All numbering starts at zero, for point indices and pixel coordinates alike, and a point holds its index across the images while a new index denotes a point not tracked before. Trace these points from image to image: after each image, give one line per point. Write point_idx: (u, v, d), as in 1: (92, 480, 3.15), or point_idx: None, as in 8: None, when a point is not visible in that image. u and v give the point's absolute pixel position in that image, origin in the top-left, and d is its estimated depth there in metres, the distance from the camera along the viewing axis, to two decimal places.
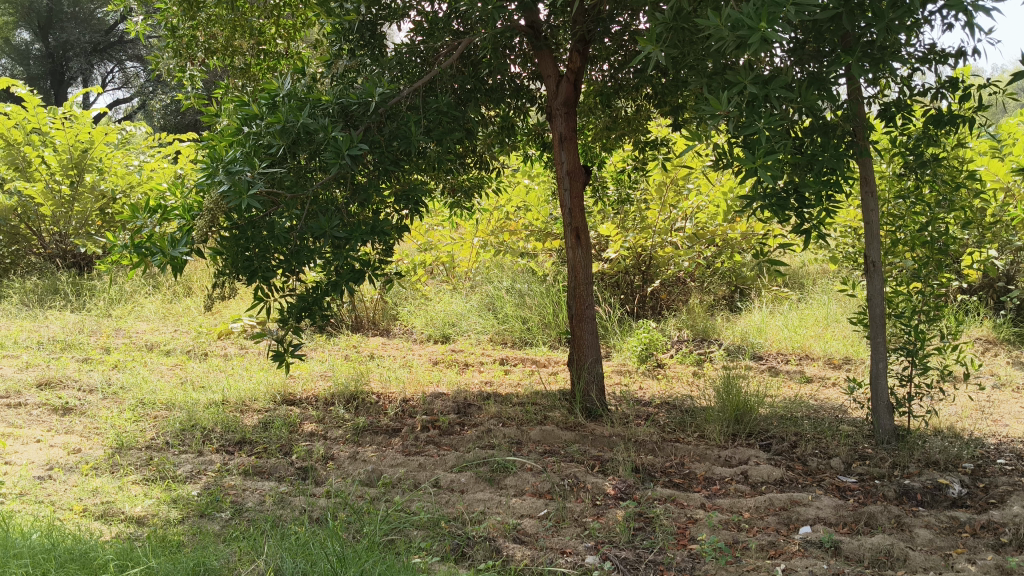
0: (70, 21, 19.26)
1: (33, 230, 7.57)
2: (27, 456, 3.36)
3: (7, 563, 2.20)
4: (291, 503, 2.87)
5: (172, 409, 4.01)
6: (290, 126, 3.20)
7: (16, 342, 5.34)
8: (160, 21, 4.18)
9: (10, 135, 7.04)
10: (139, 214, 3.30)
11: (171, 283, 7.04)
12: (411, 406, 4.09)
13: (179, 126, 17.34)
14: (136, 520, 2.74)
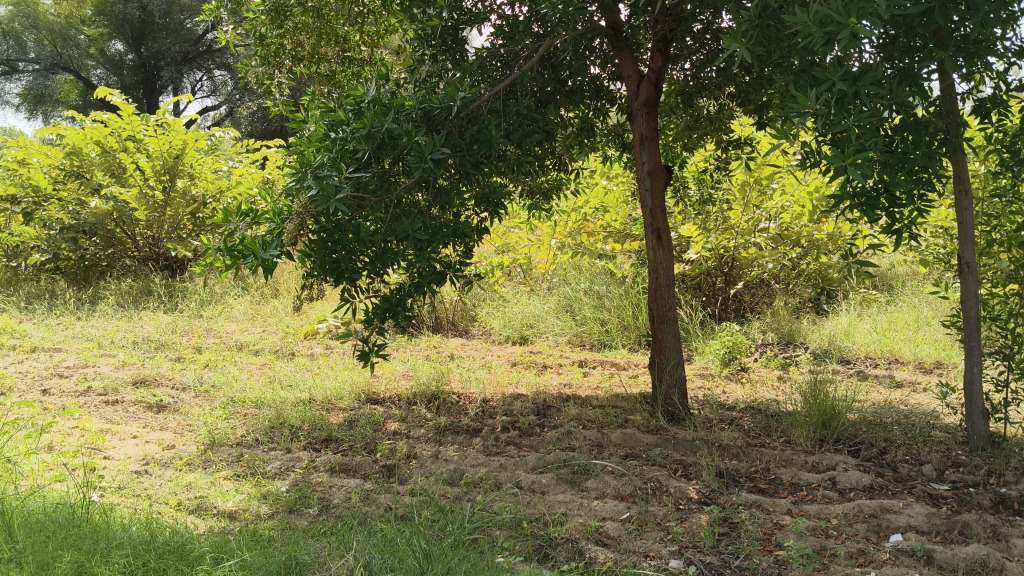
0: (161, 32, 19.90)
1: (128, 233, 7.85)
2: (125, 451, 3.49)
3: (110, 554, 2.29)
4: (376, 500, 2.92)
5: (261, 407, 4.12)
6: (375, 131, 3.25)
7: (113, 342, 5.55)
8: (249, 30, 4.29)
9: (106, 142, 7.35)
10: (231, 217, 3.41)
11: (260, 285, 7.23)
12: (491, 407, 4.11)
13: (265, 132, 17.78)
14: (228, 515, 2.82)
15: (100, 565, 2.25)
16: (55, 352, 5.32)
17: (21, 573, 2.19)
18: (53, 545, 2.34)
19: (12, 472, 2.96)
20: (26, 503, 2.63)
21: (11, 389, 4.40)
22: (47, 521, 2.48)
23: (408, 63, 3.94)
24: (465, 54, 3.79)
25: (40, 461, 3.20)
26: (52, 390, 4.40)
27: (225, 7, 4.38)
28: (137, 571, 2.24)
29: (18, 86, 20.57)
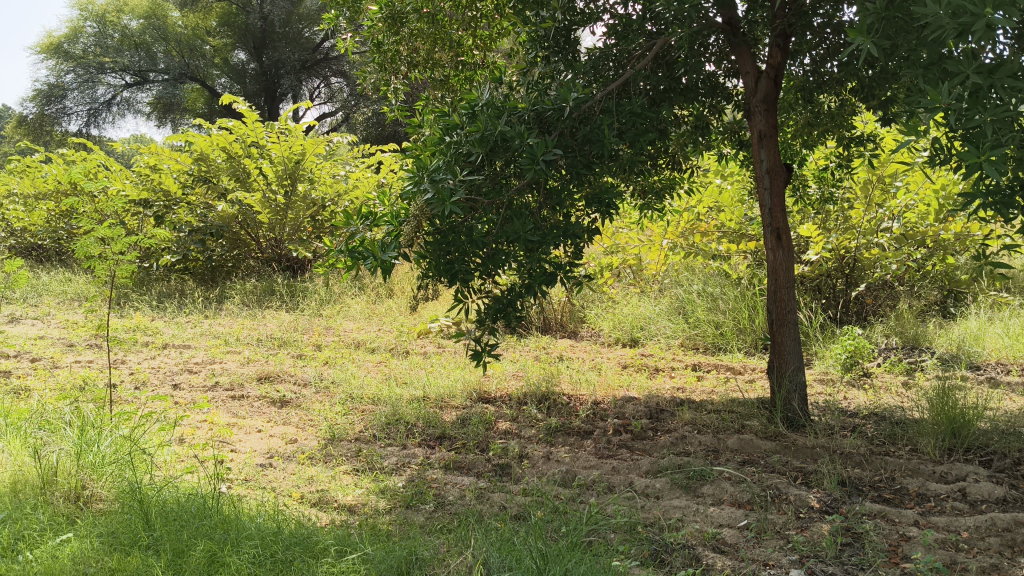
0: (281, 41, 20.73)
1: (252, 236, 8.15)
2: (251, 444, 3.63)
3: (240, 544, 2.38)
4: (490, 499, 2.94)
5: (378, 404, 4.22)
6: (488, 134, 3.27)
7: (239, 339, 5.78)
8: (366, 37, 4.38)
9: (232, 149, 7.64)
10: (352, 220, 3.54)
11: (376, 285, 7.39)
12: (603, 409, 4.09)
13: (380, 136, 18.18)
14: (348, 508, 2.89)
15: (232, 554, 2.34)
16: (185, 349, 5.58)
17: (160, 559, 2.30)
18: (187, 534, 2.45)
19: (148, 463, 3.11)
20: (162, 493, 2.76)
21: (146, 383, 4.64)
22: (182, 511, 2.60)
23: (521, 66, 3.95)
24: (578, 54, 3.75)
25: (173, 453, 3.35)
26: (183, 385, 4.61)
27: (344, 15, 4.50)
28: (266, 561, 2.32)
29: (148, 96, 21.51)
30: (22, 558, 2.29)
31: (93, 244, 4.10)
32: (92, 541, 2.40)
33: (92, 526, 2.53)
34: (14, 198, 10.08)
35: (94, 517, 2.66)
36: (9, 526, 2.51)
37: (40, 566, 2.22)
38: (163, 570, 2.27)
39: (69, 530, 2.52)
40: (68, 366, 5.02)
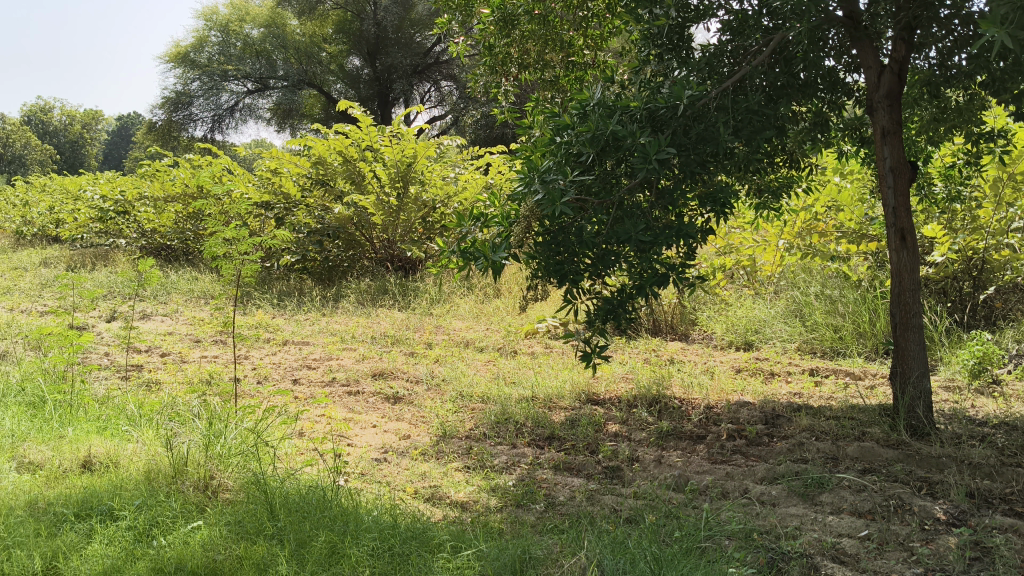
0: (393, 46, 21.08)
1: (366, 237, 8.33)
2: (366, 439, 3.72)
3: (360, 536, 2.44)
4: (601, 501, 2.93)
5: (488, 402, 4.25)
6: (599, 133, 3.25)
7: (354, 336, 5.92)
8: (478, 41, 4.43)
9: (348, 153, 7.87)
10: (464, 221, 3.61)
11: (484, 284, 7.45)
12: (716, 414, 4.01)
13: (489, 138, 18.35)
14: (460, 505, 2.93)
15: (352, 546, 2.40)
16: (304, 345, 5.75)
17: (284, 549, 2.38)
18: (309, 526, 2.52)
19: (270, 455, 3.23)
20: (284, 485, 2.85)
21: (267, 377, 4.81)
22: (303, 502, 2.68)
23: (633, 64, 3.90)
24: (692, 51, 3.68)
25: (293, 446, 3.46)
26: (302, 380, 4.76)
27: (455, 19, 4.57)
28: (384, 554, 2.37)
29: (268, 102, 22.26)
30: (157, 544, 2.41)
31: (219, 244, 4.27)
32: (220, 529, 2.50)
33: (220, 515, 2.63)
34: (146, 201, 10.60)
35: (222, 506, 2.76)
36: (144, 511, 2.63)
37: (173, 552, 2.33)
38: (288, 559, 2.34)
39: (199, 517, 2.63)
40: (195, 361, 5.25)
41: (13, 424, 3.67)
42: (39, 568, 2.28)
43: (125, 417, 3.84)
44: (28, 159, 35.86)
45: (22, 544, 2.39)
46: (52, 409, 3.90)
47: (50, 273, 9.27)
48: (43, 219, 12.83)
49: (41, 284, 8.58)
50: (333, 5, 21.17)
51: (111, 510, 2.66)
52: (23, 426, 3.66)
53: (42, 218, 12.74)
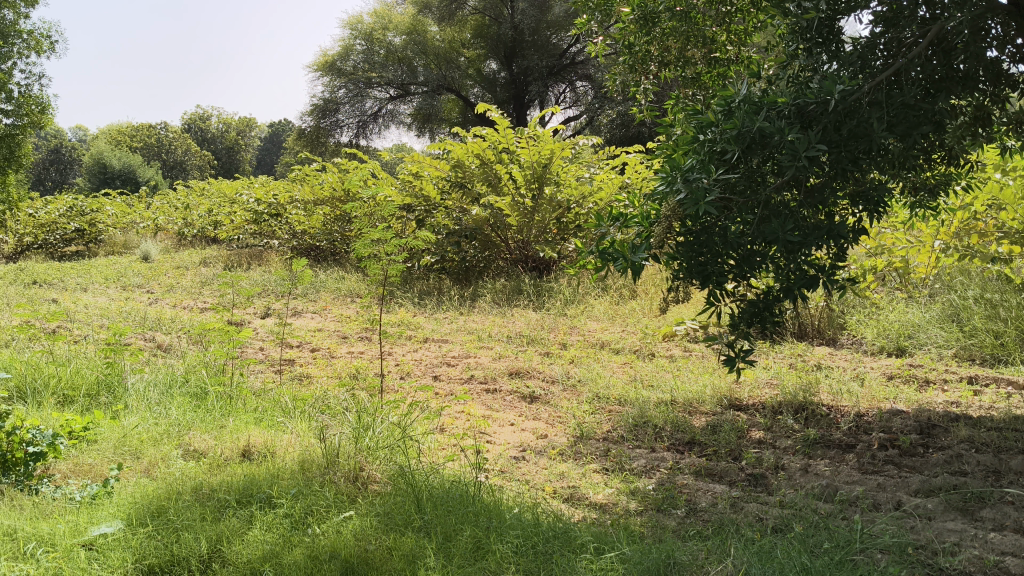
0: (530, 49, 21.23)
1: (502, 237, 8.44)
2: (505, 436, 3.76)
3: (504, 533, 2.47)
4: (744, 508, 2.87)
5: (625, 404, 4.22)
6: (745, 130, 3.16)
7: (491, 335, 6.00)
8: (618, 40, 4.41)
9: (485, 155, 7.95)
10: (603, 222, 3.75)
11: (621, 286, 7.38)
12: (866, 422, 3.84)
13: (625, 138, 18.50)
14: (599, 506, 2.92)
15: (497, 542, 2.43)
16: (443, 343, 5.87)
17: (431, 542, 2.43)
18: (455, 520, 2.57)
19: (415, 449, 3.33)
20: (430, 479, 2.93)
21: (409, 373, 4.93)
22: (448, 497, 2.74)
23: (780, 59, 3.77)
24: (843, 45, 3.53)
25: (435, 441, 3.55)
26: (442, 376, 4.86)
27: (595, 18, 4.57)
28: (528, 551, 2.39)
29: (409, 107, 22.86)
30: (312, 531, 2.51)
31: (366, 244, 4.42)
32: (370, 519, 2.58)
33: (371, 506, 2.72)
34: (296, 204, 11.07)
35: (371, 497, 2.85)
36: (299, 500, 2.75)
37: (327, 540, 2.42)
38: (435, 551, 2.39)
39: (351, 508, 2.72)
40: (341, 356, 5.45)
41: (179, 413, 3.91)
42: (205, 550, 2.42)
43: (279, 408, 4.03)
44: (187, 165, 37.97)
45: (191, 528, 2.55)
46: (213, 400, 4.13)
47: (209, 272, 9.79)
48: (203, 221, 13.58)
49: (201, 282, 9.08)
50: (472, 10, 21.51)
51: (269, 497, 2.79)
52: (187, 415, 3.89)
53: (202, 220, 13.48)
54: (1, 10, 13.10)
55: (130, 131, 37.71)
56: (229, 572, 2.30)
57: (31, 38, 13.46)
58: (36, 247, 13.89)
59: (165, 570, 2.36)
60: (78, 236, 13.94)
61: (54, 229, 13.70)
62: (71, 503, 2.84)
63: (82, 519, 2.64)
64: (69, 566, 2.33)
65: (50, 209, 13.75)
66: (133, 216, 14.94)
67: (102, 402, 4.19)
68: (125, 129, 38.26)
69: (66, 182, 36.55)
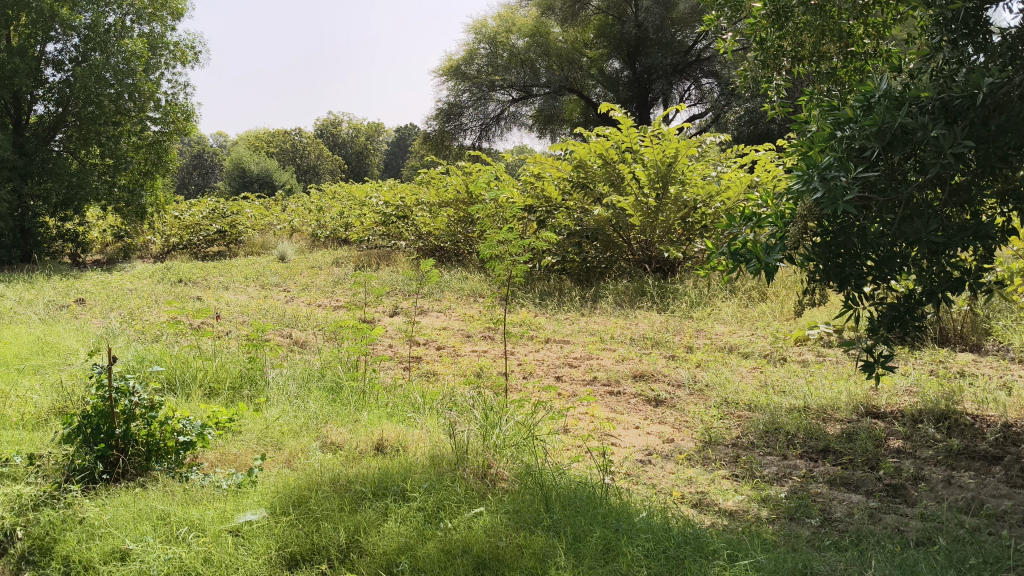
0: (654, 47, 20.77)
1: (624, 238, 8.38)
2: (631, 439, 3.74)
3: (634, 536, 2.45)
4: (883, 519, 2.76)
5: (755, 410, 4.12)
6: (886, 126, 3.04)
7: (614, 337, 5.97)
8: (750, 36, 4.32)
9: (609, 155, 7.90)
10: (735, 222, 3.70)
11: (748, 288, 7.20)
12: (1015, 433, 3.62)
13: (754, 135, 18.36)
14: (729, 513, 2.87)
15: (628, 545, 2.41)
16: (565, 343, 5.88)
17: (561, 542, 2.43)
18: (585, 521, 2.57)
19: (542, 449, 3.35)
20: (559, 479, 2.93)
21: (532, 373, 4.96)
22: (576, 497, 2.74)
23: (923, 52, 3.60)
24: (991, 36, 3.34)
25: (560, 441, 3.56)
26: (565, 377, 4.87)
27: (725, 15, 4.49)
28: (658, 555, 2.36)
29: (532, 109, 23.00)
30: (444, 526, 2.56)
31: (492, 243, 4.48)
32: (501, 516, 2.60)
33: (501, 503, 2.74)
34: (423, 206, 11.32)
35: (501, 494, 2.87)
36: (432, 494, 2.80)
37: (459, 535, 2.45)
38: (566, 551, 2.40)
39: (482, 504, 2.75)
40: (467, 355, 5.53)
41: (316, 406, 4.05)
42: (344, 540, 2.50)
43: (409, 404, 4.12)
44: (320, 169, 39.25)
45: (330, 518, 2.63)
46: (348, 395, 4.27)
47: (341, 272, 10.11)
48: (335, 223, 14.05)
49: (333, 281, 9.39)
50: (595, 10, 21.41)
51: (403, 490, 2.86)
52: (324, 408, 4.03)
53: (334, 222, 13.94)
54: (150, 23, 13.86)
55: (267, 137, 39.32)
56: (367, 562, 2.37)
57: (177, 49, 14.19)
58: (181, 247, 14.71)
59: (307, 557, 2.45)
60: (219, 238, 14.64)
61: (198, 231, 14.45)
62: (219, 490, 2.98)
63: (229, 506, 2.77)
64: (218, 551, 2.45)
65: (195, 212, 14.53)
66: (270, 218, 15.54)
67: (245, 395, 4.39)
68: (263, 135, 39.94)
69: (208, 186, 38.42)
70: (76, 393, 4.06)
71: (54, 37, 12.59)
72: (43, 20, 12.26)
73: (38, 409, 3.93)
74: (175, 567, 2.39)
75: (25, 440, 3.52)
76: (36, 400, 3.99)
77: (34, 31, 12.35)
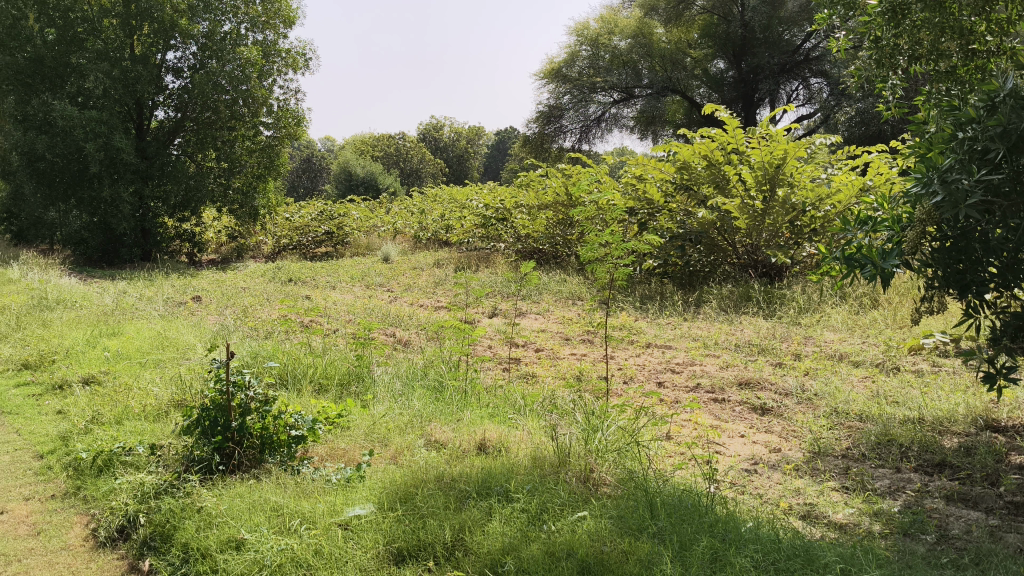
0: (762, 46, 20.15)
1: (729, 241, 8.22)
2: (736, 448, 3.67)
3: (742, 547, 2.40)
4: (1005, 539, 2.64)
5: (866, 421, 3.99)
6: (1013, 127, 2.87)
7: (718, 343, 5.87)
8: (864, 34, 4.24)
9: (714, 156, 7.82)
10: (851, 227, 3.65)
11: (859, 294, 6.97)
12: None
13: (867, 137, 17.82)
14: (839, 527, 2.79)
15: (736, 555, 2.36)
16: (667, 348, 5.81)
17: (667, 549, 2.40)
18: (691, 529, 2.53)
19: (645, 455, 3.33)
20: (663, 485, 2.91)
21: (633, 378, 4.92)
22: (682, 505, 2.71)
23: None
24: None
25: (662, 448, 3.53)
26: (667, 383, 4.80)
27: (838, 14, 4.40)
28: (768, 568, 2.31)
29: (634, 110, 22.86)
30: (547, 529, 2.56)
31: (594, 246, 4.46)
32: (605, 521, 2.59)
33: (604, 508, 2.73)
34: (522, 209, 11.38)
35: (604, 499, 2.86)
36: (535, 496, 2.81)
37: (563, 538, 2.45)
38: (672, 560, 2.36)
39: (585, 508, 2.74)
40: (567, 357, 5.52)
41: (421, 405, 4.11)
42: (449, 538, 2.53)
43: (510, 405, 4.14)
44: (423, 172, 39.88)
45: (435, 515, 2.67)
46: (450, 394, 4.33)
47: (443, 273, 10.26)
48: (438, 225, 14.26)
49: (435, 282, 9.52)
50: (699, 9, 21.02)
51: (506, 491, 2.87)
52: (429, 407, 4.08)
53: (437, 224, 14.14)
54: (264, 31, 14.32)
55: (373, 140, 40.26)
56: (471, 561, 2.40)
57: (289, 56, 14.62)
58: (291, 248, 15.19)
59: (413, 553, 2.50)
60: (327, 239, 15.03)
61: (307, 231, 14.88)
62: (329, 484, 3.06)
63: (338, 500, 2.84)
64: (328, 543, 2.51)
65: (304, 214, 14.98)
66: (375, 220, 15.88)
67: (352, 391, 4.50)
68: (368, 138, 40.82)
69: (316, 189, 39.49)
70: (194, 386, 4.23)
71: (174, 45, 13.16)
72: (165, 30, 12.83)
73: (159, 401, 4.10)
74: (287, 558, 2.46)
75: (147, 430, 3.69)
76: (157, 393, 4.17)
77: (156, 41, 12.94)
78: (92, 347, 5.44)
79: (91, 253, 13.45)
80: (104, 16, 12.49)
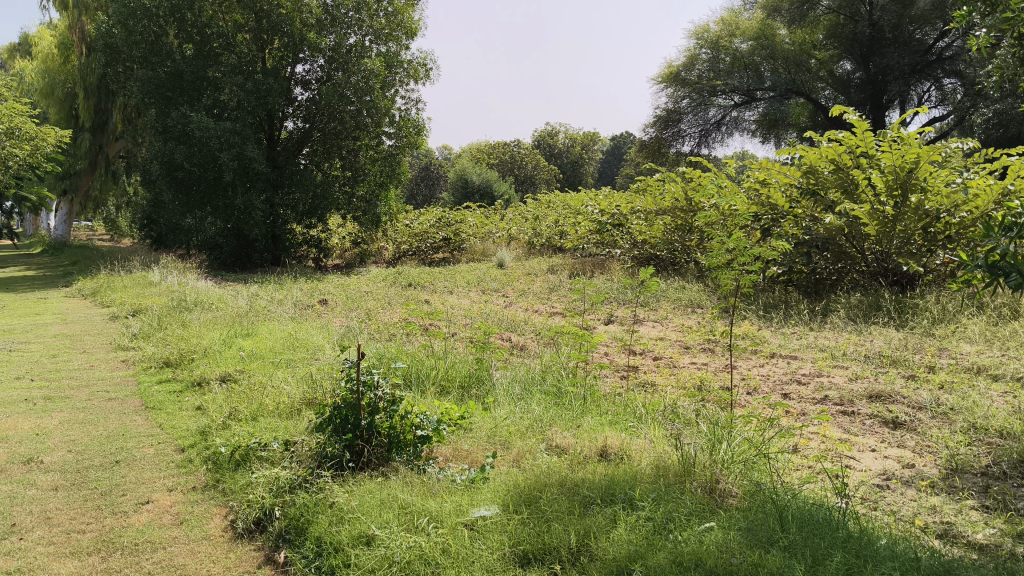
0: (891, 46, 19.33)
1: (858, 248, 7.95)
2: (867, 462, 3.55)
3: (881, 564, 2.31)
4: None
5: (1007, 438, 3.78)
6: None
7: (846, 354, 5.68)
8: (1007, 32, 4.02)
9: (842, 160, 7.62)
10: (995, 232, 3.41)
11: (998, 304, 6.62)
12: None
13: (1005, 139, 16.86)
14: (979, 547, 2.66)
15: (872, 570, 2.28)
16: (792, 359, 5.66)
17: (799, 563, 2.33)
18: (824, 544, 2.45)
19: (771, 467, 3.27)
20: (793, 499, 2.83)
21: (757, 390, 4.80)
22: (814, 519, 2.64)
23: None
24: None
25: (789, 460, 3.44)
26: (793, 395, 4.67)
27: (977, 10, 4.16)
28: None
29: (755, 113, 22.43)
30: (674, 538, 2.53)
31: (718, 251, 4.37)
32: (734, 533, 2.54)
33: (733, 519, 2.68)
34: (639, 214, 11.28)
35: (731, 510, 2.81)
36: (661, 505, 2.78)
37: (691, 548, 2.42)
38: (805, 573, 2.29)
39: (712, 519, 2.69)
40: (687, 366, 5.45)
41: (542, 410, 4.13)
42: (575, 542, 2.53)
43: (631, 413, 4.13)
44: (537, 179, 40.13)
45: (561, 519, 2.68)
46: (570, 399, 4.34)
47: (559, 279, 10.32)
48: (553, 231, 14.33)
49: (550, 288, 9.55)
50: (824, 10, 20.36)
51: (631, 499, 2.86)
52: (550, 412, 4.10)
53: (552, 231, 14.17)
54: (388, 43, 14.66)
55: (488, 148, 40.72)
56: (599, 567, 2.39)
57: (410, 66, 14.96)
58: (411, 254, 15.54)
59: (539, 557, 2.51)
60: (444, 245, 15.32)
61: (426, 238, 15.18)
62: (455, 485, 3.10)
63: (464, 501, 2.88)
64: (456, 543, 2.55)
65: (424, 221, 15.29)
66: (490, 226, 16.07)
67: (473, 394, 4.57)
68: (484, 146, 41.36)
69: (434, 197, 40.18)
70: (324, 385, 4.37)
71: (303, 58, 13.65)
72: (294, 43, 13.29)
73: (292, 399, 4.26)
74: (416, 555, 2.51)
75: (281, 427, 3.83)
76: (290, 391, 4.34)
77: (286, 54, 13.47)
78: (229, 347, 5.71)
79: (224, 258, 14.09)
80: (240, 31, 13.16)
